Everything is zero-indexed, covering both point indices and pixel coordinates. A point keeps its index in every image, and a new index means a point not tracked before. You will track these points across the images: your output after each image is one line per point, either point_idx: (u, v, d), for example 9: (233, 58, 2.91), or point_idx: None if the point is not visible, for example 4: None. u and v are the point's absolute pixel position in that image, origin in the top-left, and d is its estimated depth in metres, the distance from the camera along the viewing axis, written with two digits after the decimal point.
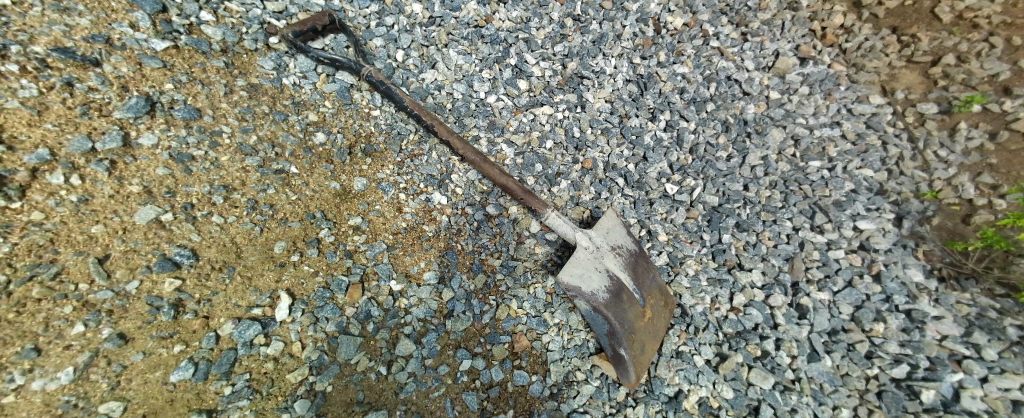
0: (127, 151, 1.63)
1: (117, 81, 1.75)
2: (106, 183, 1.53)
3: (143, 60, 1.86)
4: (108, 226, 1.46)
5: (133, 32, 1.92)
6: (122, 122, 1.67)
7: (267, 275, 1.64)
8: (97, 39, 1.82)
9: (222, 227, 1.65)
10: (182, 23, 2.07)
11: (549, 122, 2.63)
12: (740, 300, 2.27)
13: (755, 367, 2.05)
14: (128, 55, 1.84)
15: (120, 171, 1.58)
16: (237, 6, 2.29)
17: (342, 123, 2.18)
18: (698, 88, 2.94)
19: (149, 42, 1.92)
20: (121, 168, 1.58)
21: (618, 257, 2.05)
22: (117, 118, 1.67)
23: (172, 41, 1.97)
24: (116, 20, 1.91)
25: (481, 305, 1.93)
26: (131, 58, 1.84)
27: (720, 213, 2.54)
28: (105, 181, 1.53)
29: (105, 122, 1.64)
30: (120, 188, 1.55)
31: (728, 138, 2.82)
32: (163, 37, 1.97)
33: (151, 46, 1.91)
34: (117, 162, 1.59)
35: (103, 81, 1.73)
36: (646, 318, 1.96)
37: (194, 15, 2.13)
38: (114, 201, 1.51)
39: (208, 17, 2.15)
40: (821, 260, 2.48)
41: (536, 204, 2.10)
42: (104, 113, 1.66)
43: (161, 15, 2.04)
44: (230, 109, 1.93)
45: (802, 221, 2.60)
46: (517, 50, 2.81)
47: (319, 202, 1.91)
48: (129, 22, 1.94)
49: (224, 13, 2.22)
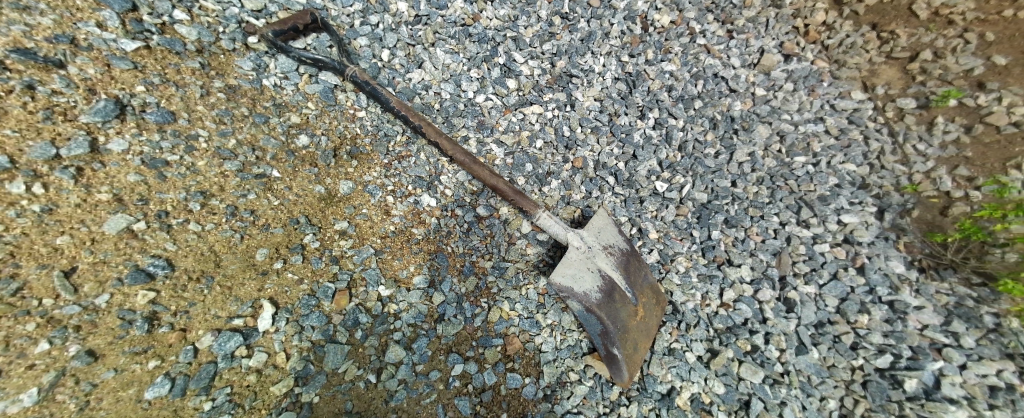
0: (94, 157, 1.55)
1: (83, 84, 1.67)
2: (73, 192, 1.46)
3: (111, 61, 1.78)
4: (74, 237, 1.39)
5: (101, 32, 1.83)
6: (89, 127, 1.60)
7: (249, 284, 1.58)
8: (60, 39, 1.73)
9: (199, 236, 1.58)
10: (153, 22, 1.98)
11: (539, 121, 2.60)
12: (730, 295, 2.27)
13: (745, 361, 2.04)
14: (95, 56, 1.76)
15: (88, 178, 1.50)
16: (214, 5, 2.20)
17: (326, 125, 2.12)
18: (685, 85, 2.95)
19: (118, 42, 1.84)
20: (88, 176, 1.51)
21: (610, 256, 2.04)
22: (84, 123, 1.59)
23: (143, 41, 1.89)
24: (81, 20, 1.83)
25: (472, 308, 1.90)
26: (98, 59, 1.76)
27: (709, 210, 2.54)
28: (70, 190, 1.46)
29: (70, 127, 1.56)
30: (87, 196, 1.47)
31: (716, 135, 2.84)
32: (133, 37, 1.89)
33: (120, 47, 1.83)
34: (85, 169, 1.52)
35: (68, 83, 1.65)
36: (639, 316, 1.94)
37: (167, 14, 2.04)
38: (80, 210, 1.44)
39: (182, 16, 2.07)
40: (808, 254, 2.50)
41: (527, 204, 2.07)
42: (69, 118, 1.58)
43: (130, 14, 1.95)
44: (206, 112, 1.86)
45: (789, 216, 2.63)
46: (505, 49, 2.78)
47: (303, 207, 1.86)
48: (96, 22, 1.85)
49: (199, 12, 2.13)
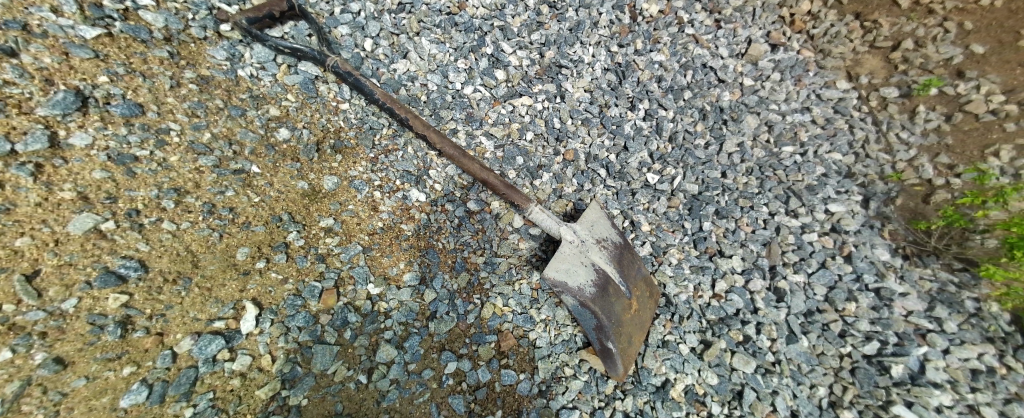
0: (55, 153, 1.45)
1: (38, 74, 1.55)
2: (32, 190, 1.35)
3: (70, 50, 1.66)
4: (36, 239, 1.30)
5: (56, 18, 1.71)
6: (48, 121, 1.49)
7: (229, 285, 1.51)
8: (11, 25, 1.61)
9: (173, 235, 1.49)
10: (115, 8, 1.85)
11: (529, 113, 2.55)
12: (722, 286, 2.27)
13: (737, 352, 2.05)
14: (51, 44, 1.64)
15: (48, 176, 1.40)
16: None
17: (308, 118, 2.04)
18: (674, 76, 2.93)
19: (77, 29, 1.71)
20: (49, 173, 1.41)
21: (604, 249, 2.01)
22: (41, 116, 1.49)
23: (103, 28, 1.77)
24: (33, 5, 1.70)
25: (465, 304, 1.86)
26: (54, 47, 1.64)
27: (700, 201, 2.54)
28: (29, 188, 1.36)
29: (25, 121, 1.45)
30: (48, 195, 1.37)
31: (706, 126, 2.83)
32: (93, 23, 1.76)
33: (78, 34, 1.71)
34: (45, 166, 1.41)
35: (21, 73, 1.53)
36: (633, 310, 1.93)
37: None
38: (41, 210, 1.34)
39: (147, 1, 1.94)
40: (796, 244, 2.53)
41: (519, 199, 2.03)
42: (25, 111, 1.47)
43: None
44: (177, 103, 1.76)
45: (778, 206, 2.64)
46: (493, 38, 2.71)
47: (286, 203, 1.78)
48: (51, 7, 1.72)
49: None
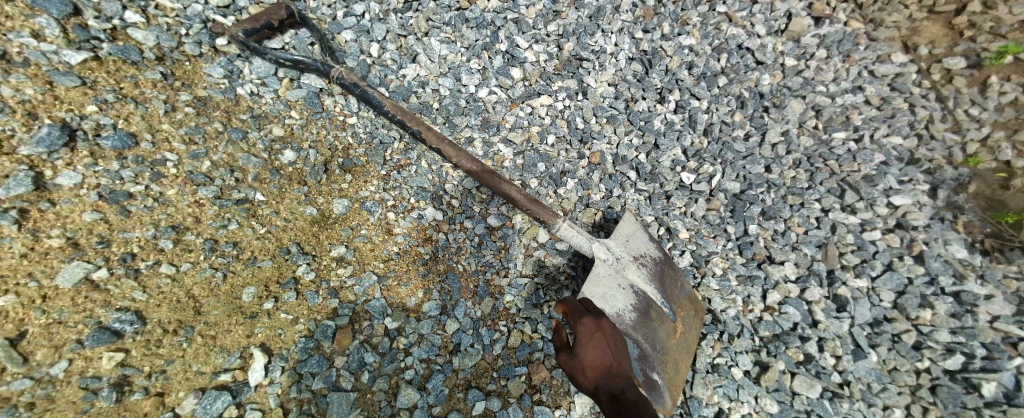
0: (41, 196, 1.30)
1: (20, 107, 1.38)
2: (15, 239, 1.20)
3: (54, 78, 1.49)
4: (21, 296, 1.15)
5: (38, 43, 1.54)
6: (32, 160, 1.33)
7: (235, 332, 1.36)
8: None
9: (172, 280, 1.35)
10: (101, 27, 1.69)
11: (549, 114, 2.34)
12: (775, 298, 2.05)
13: (798, 373, 1.86)
14: (33, 73, 1.47)
15: (34, 221, 1.25)
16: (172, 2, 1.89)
17: (314, 136, 1.87)
18: (708, 61, 2.63)
19: (61, 55, 1.55)
20: (34, 218, 1.26)
21: (643, 267, 1.83)
22: (24, 156, 1.33)
23: (90, 52, 1.60)
24: (13, 30, 1.52)
25: (491, 333, 1.71)
26: (37, 76, 1.47)
27: (743, 201, 2.28)
28: (13, 238, 1.20)
29: (8, 162, 1.30)
30: (34, 243, 1.22)
31: (744, 115, 2.54)
32: (78, 47, 1.60)
33: (63, 60, 1.54)
34: (29, 210, 1.26)
35: (2, 107, 1.36)
36: (679, 333, 1.75)
37: (117, 17, 1.74)
38: (27, 261, 1.19)
39: (136, 17, 1.77)
40: (856, 244, 2.25)
41: (545, 214, 1.83)
42: (6, 150, 1.31)
43: (72, 19, 1.66)
44: (173, 130, 1.60)
45: (832, 201, 2.36)
46: (507, 33, 2.48)
47: (294, 233, 1.63)
48: (31, 31, 1.55)
49: (156, 12, 1.83)
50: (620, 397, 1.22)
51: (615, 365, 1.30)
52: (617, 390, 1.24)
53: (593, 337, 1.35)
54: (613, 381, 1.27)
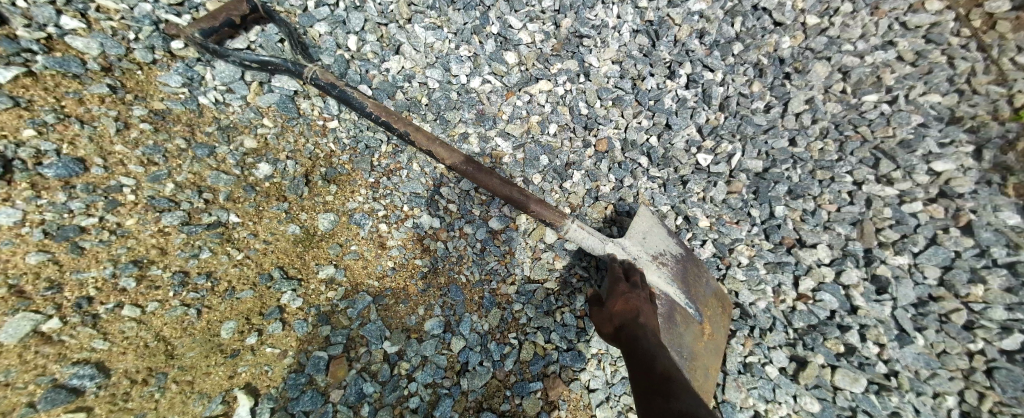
0: None
1: None
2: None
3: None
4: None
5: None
6: None
7: (216, 373, 1.25)
8: None
9: (138, 323, 1.22)
10: (33, 37, 1.47)
11: (550, 100, 2.13)
12: (808, 285, 1.85)
13: (840, 367, 1.68)
14: None
15: None
16: (115, 2, 1.67)
17: (291, 145, 1.71)
18: (720, 26, 2.33)
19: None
20: None
21: (663, 267, 1.71)
22: None
23: (21, 66, 1.40)
24: None
25: (500, 348, 1.56)
26: None
27: (768, 181, 2.06)
28: None
29: None
30: None
31: (764, 84, 2.27)
32: (7, 61, 1.39)
33: None
34: None
35: None
36: (707, 336, 1.63)
37: (52, 24, 1.53)
38: None
39: (74, 23, 1.55)
40: (895, 218, 2.00)
41: (551, 216, 1.66)
42: None
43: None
44: (128, 151, 1.44)
45: (865, 173, 2.10)
46: (498, 13, 2.20)
47: (276, 256, 1.49)
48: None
49: (97, 14, 1.62)
50: (637, 335, 1.22)
51: (640, 313, 1.32)
52: (636, 330, 1.24)
53: (626, 295, 1.40)
54: (634, 326, 1.27)
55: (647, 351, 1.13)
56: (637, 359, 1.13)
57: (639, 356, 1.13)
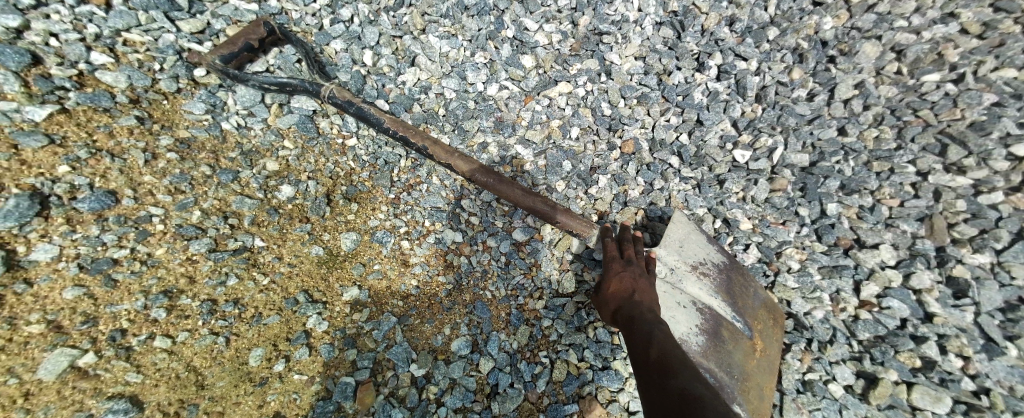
0: (16, 276, 1.20)
1: None
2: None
3: (18, 141, 1.36)
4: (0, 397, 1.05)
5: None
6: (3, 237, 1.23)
7: (246, 403, 1.24)
8: None
9: (169, 354, 1.23)
10: (65, 75, 1.53)
11: (570, 103, 2.04)
12: (871, 290, 1.66)
13: (918, 384, 1.48)
14: None
15: (10, 308, 1.16)
16: (140, 35, 1.73)
17: (313, 166, 1.71)
18: (752, 11, 2.16)
19: (23, 112, 1.41)
20: (10, 304, 1.16)
21: (704, 278, 1.60)
22: None
23: (56, 104, 1.46)
24: None
25: (531, 368, 1.48)
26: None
27: (816, 176, 1.87)
28: None
29: None
30: (12, 333, 1.13)
31: (806, 71, 2.06)
32: (42, 100, 1.45)
33: (26, 117, 1.40)
34: (5, 295, 1.17)
35: None
36: (759, 352, 1.49)
37: (82, 61, 1.59)
38: (5, 356, 1.10)
39: (103, 58, 1.61)
40: (970, 211, 1.73)
41: (579, 226, 1.60)
42: None
43: (32, 69, 1.50)
44: (157, 181, 1.47)
45: (931, 161, 1.83)
46: (513, 16, 2.13)
47: (301, 279, 1.48)
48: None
49: (124, 48, 1.67)
50: (634, 317, 1.28)
51: (635, 292, 1.38)
52: (633, 312, 1.30)
53: (621, 274, 1.43)
54: (631, 306, 1.34)
55: (646, 334, 1.18)
56: (638, 342, 1.17)
57: (639, 341, 1.17)
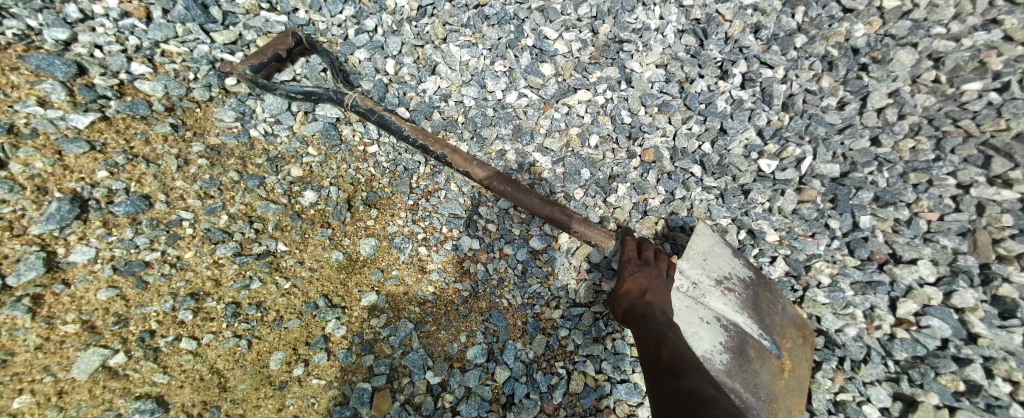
0: (55, 277, 1.26)
1: (29, 183, 1.34)
2: (30, 331, 1.16)
3: (62, 147, 1.43)
4: (36, 394, 1.10)
5: (44, 110, 1.47)
6: (44, 239, 1.30)
7: (266, 406, 1.26)
8: None
9: (194, 355, 1.27)
10: (107, 84, 1.61)
11: (590, 111, 2.02)
12: (909, 308, 1.57)
13: (962, 409, 1.39)
14: (42, 144, 1.41)
15: (48, 307, 1.21)
16: (177, 46, 1.80)
17: (335, 172, 1.74)
18: (779, 18, 2.09)
19: (68, 119, 1.48)
20: (49, 303, 1.22)
21: (729, 294, 1.55)
22: (36, 235, 1.29)
23: (97, 112, 1.54)
24: (18, 100, 1.46)
25: (548, 379, 1.46)
26: (46, 146, 1.41)
27: (847, 187, 1.80)
28: (28, 328, 1.16)
29: (19, 244, 1.26)
30: (49, 332, 1.18)
31: (835, 78, 1.99)
32: (85, 108, 1.53)
33: (70, 125, 1.48)
34: (44, 295, 1.22)
35: (11, 186, 1.32)
36: (788, 372, 1.42)
37: (123, 71, 1.67)
38: (42, 354, 1.15)
39: (142, 69, 1.69)
40: (1018, 227, 1.62)
41: (597, 236, 1.55)
42: (18, 232, 1.28)
43: (78, 79, 1.58)
44: (188, 186, 1.52)
45: (973, 173, 1.73)
46: (533, 25, 2.14)
47: (321, 283, 1.50)
48: (37, 99, 1.48)
49: (162, 59, 1.75)
50: (646, 317, 1.24)
51: (648, 292, 1.32)
52: (645, 312, 1.26)
53: (636, 273, 1.38)
54: (644, 306, 1.29)
55: (656, 333, 1.16)
56: (648, 341, 1.16)
57: (649, 341, 1.16)
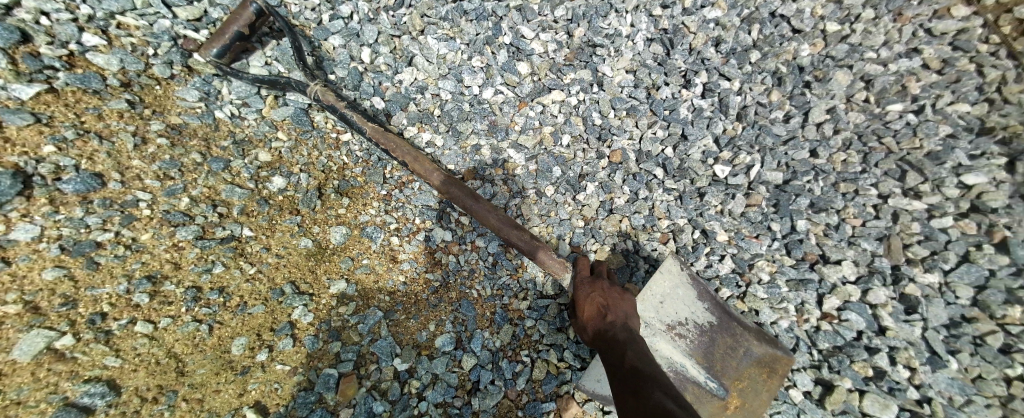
0: None
1: None
2: None
3: (3, 118, 1.32)
4: None
5: None
6: None
7: (227, 391, 1.25)
8: None
9: (150, 339, 1.23)
10: (55, 54, 1.50)
11: (563, 111, 2.10)
12: (832, 303, 1.78)
13: (869, 392, 1.62)
14: None
15: None
16: (136, 19, 1.69)
17: (305, 158, 1.71)
18: (738, 34, 2.24)
19: (9, 89, 1.37)
20: None
21: (679, 339, 1.62)
22: None
23: (44, 83, 1.43)
24: None
25: (513, 366, 1.53)
26: None
27: (788, 193, 1.98)
28: None
29: None
30: None
31: (784, 94, 2.17)
32: (30, 79, 1.42)
33: (13, 95, 1.37)
34: None
35: None
36: (731, 410, 1.55)
37: (74, 41, 1.55)
38: None
39: (95, 40, 1.58)
40: (923, 233, 1.88)
41: (553, 267, 1.55)
42: None
43: (21, 47, 1.46)
44: (145, 166, 1.45)
45: (892, 186, 1.96)
46: (511, 23, 2.18)
47: (288, 269, 1.49)
48: None
49: (118, 31, 1.64)
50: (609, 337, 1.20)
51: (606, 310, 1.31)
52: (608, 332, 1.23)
53: (591, 292, 1.38)
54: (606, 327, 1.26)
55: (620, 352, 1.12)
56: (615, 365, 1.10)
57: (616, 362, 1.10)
